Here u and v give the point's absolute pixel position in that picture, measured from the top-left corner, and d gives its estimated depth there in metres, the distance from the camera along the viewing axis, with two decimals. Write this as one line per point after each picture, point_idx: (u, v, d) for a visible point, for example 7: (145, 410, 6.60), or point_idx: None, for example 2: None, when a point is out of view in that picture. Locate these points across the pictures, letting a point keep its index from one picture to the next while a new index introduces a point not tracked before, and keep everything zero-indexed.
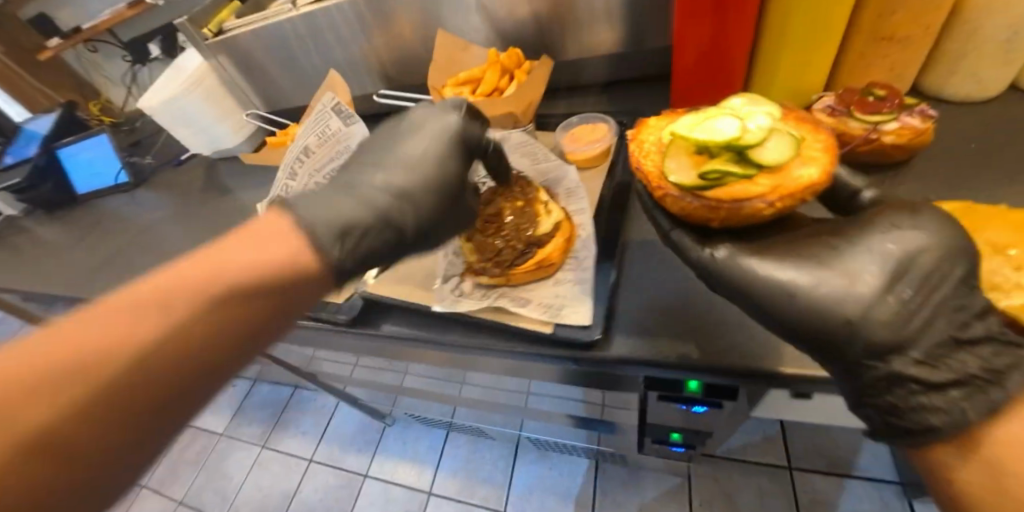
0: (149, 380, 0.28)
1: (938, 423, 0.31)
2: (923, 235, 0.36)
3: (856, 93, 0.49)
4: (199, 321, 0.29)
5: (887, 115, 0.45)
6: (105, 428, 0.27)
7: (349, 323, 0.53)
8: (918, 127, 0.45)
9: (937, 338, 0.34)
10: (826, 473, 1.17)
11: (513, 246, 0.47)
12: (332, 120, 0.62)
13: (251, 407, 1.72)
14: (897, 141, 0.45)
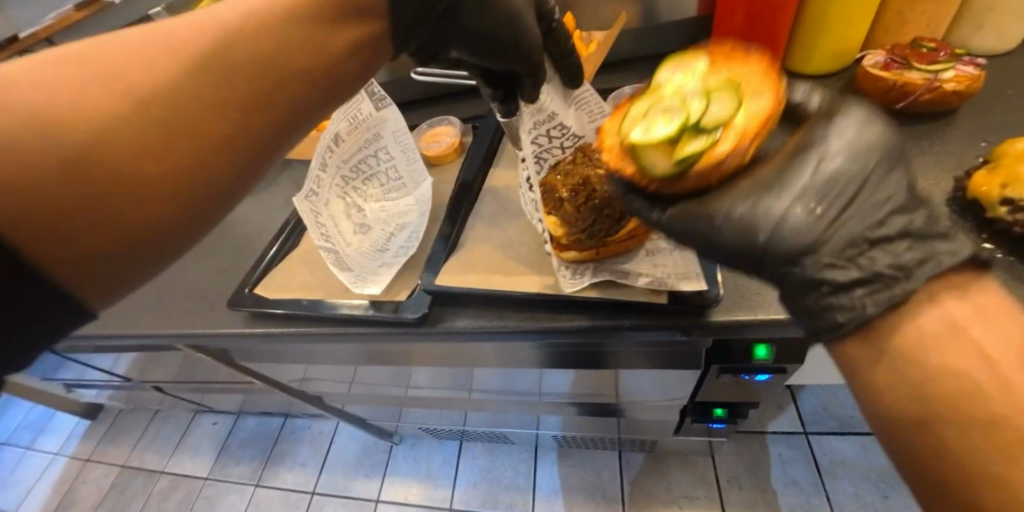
0: (190, 89, 0.29)
1: (843, 320, 0.27)
2: (851, 130, 0.30)
3: (907, 47, 0.50)
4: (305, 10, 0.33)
5: (946, 63, 0.47)
6: (141, 137, 0.27)
7: (418, 321, 0.48)
8: (975, 74, 0.46)
9: (849, 236, 0.28)
10: (840, 433, 1.21)
11: (608, 215, 0.43)
12: (365, 104, 0.56)
13: (236, 444, 1.57)
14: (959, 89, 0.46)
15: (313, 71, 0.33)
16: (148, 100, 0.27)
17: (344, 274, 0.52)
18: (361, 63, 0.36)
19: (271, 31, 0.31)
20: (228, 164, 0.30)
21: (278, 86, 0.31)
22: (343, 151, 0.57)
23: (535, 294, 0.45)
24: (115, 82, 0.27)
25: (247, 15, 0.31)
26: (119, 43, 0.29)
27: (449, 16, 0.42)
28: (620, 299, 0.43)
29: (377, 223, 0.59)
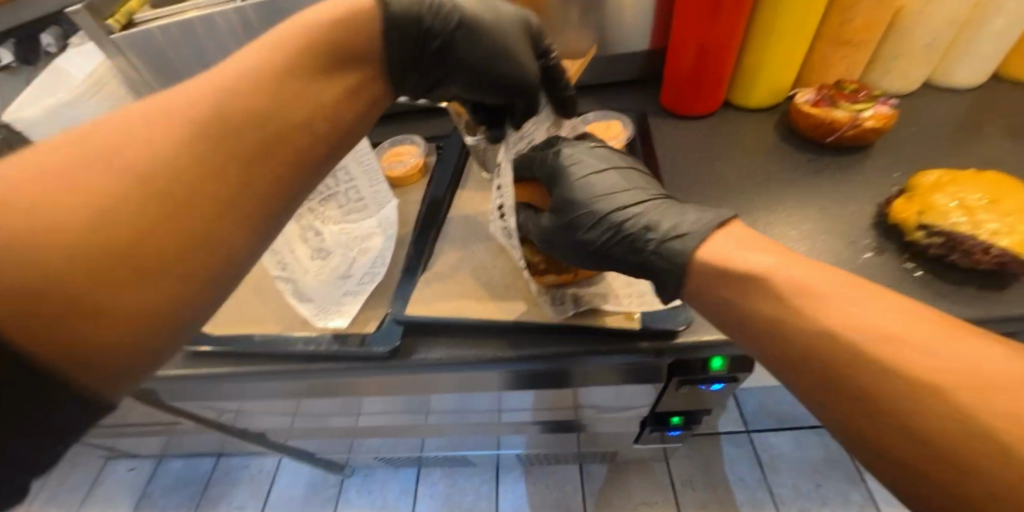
0: (201, 160, 0.25)
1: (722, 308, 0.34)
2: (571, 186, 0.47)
3: (831, 88, 0.56)
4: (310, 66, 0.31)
5: (864, 104, 0.53)
6: (146, 216, 0.23)
7: (389, 354, 0.46)
8: (890, 113, 0.52)
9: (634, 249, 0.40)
10: (778, 430, 1.30)
11: None
12: None
13: (159, 492, 1.40)
14: (877, 124, 0.52)
15: (317, 122, 0.31)
16: (160, 169, 0.24)
17: (303, 305, 0.50)
18: (359, 112, 0.35)
19: (273, 89, 0.29)
20: (241, 232, 0.27)
21: (289, 146, 0.29)
22: None
23: (512, 323, 0.45)
24: (111, 157, 0.23)
25: (247, 75, 0.29)
26: (104, 122, 0.25)
27: (444, 55, 0.42)
28: (599, 324, 0.43)
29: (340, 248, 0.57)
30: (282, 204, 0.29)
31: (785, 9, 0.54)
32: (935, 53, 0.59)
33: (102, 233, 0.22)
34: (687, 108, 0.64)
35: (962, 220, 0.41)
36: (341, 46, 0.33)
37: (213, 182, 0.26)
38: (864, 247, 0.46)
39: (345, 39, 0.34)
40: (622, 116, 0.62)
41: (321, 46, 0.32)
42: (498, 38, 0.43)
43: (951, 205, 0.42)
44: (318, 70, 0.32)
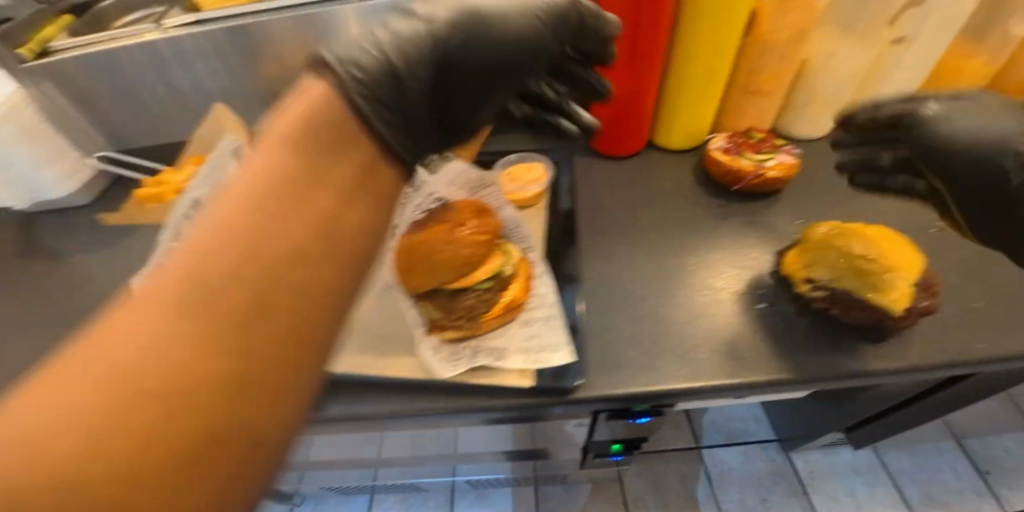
0: (231, 335, 0.20)
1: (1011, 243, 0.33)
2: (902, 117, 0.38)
3: (740, 136, 0.58)
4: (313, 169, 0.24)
5: (766, 155, 0.55)
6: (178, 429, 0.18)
7: None
8: (791, 163, 0.55)
9: None
10: (726, 445, 1.34)
11: (484, 295, 0.44)
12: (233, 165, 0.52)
13: None
14: (779, 174, 0.54)
15: (324, 242, 0.23)
16: (180, 366, 0.19)
17: None
18: (384, 213, 0.27)
19: (297, 215, 0.23)
20: (305, 391, 0.22)
21: (301, 297, 0.22)
22: None
23: (410, 384, 0.43)
24: (112, 370, 0.18)
25: (253, 203, 0.23)
26: (73, 366, 0.18)
27: (439, 99, 0.34)
28: (493, 384, 0.42)
29: None
30: (322, 366, 0.23)
31: (697, 63, 0.57)
32: (840, 100, 0.62)
33: (133, 467, 0.17)
34: (613, 148, 0.66)
35: (845, 279, 0.43)
36: (336, 146, 0.26)
37: (260, 337, 0.21)
38: (761, 298, 0.47)
39: (353, 133, 0.27)
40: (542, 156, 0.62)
41: (323, 151, 0.25)
42: (510, 38, 0.32)
43: (838, 263, 0.44)
44: (326, 184, 0.24)
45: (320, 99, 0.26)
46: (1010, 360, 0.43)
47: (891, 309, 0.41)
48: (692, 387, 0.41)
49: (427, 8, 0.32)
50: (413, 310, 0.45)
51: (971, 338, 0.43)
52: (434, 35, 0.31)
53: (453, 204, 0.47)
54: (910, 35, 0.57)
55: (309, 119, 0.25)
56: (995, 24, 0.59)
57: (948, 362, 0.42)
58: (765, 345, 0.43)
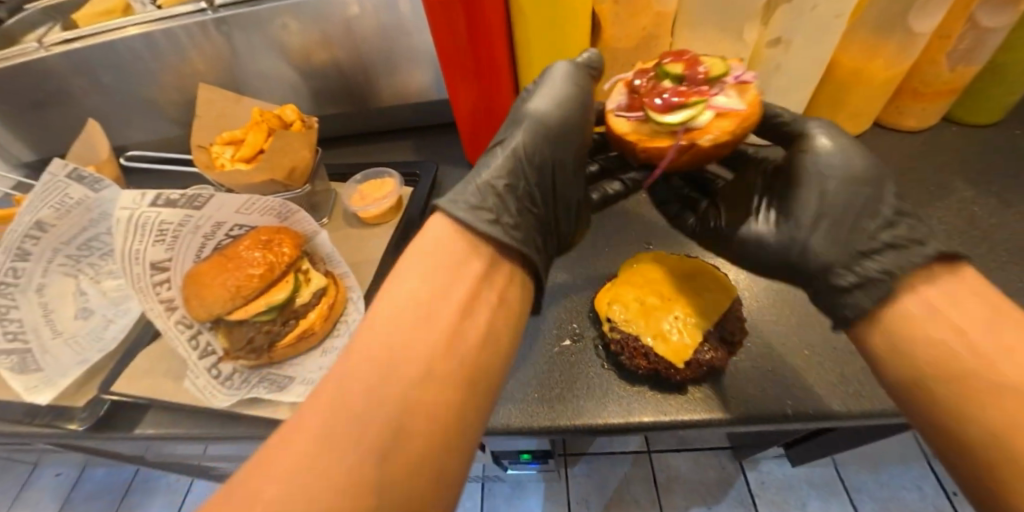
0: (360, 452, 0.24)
1: None
2: None
3: (653, 85, 0.42)
4: (417, 305, 0.31)
5: (695, 107, 0.38)
6: None
7: (90, 431, 0.45)
8: (734, 114, 0.39)
9: None
10: (679, 450, 1.33)
11: (266, 327, 0.43)
12: (73, 188, 0.52)
13: (81, 499, 1.44)
14: (719, 139, 0.38)
15: (431, 362, 0.29)
16: (322, 485, 0.23)
17: (17, 377, 0.48)
18: (507, 322, 0.34)
19: (401, 347, 0.29)
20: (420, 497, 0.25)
21: (429, 382, 0.28)
22: (55, 234, 0.53)
23: (200, 410, 0.43)
24: (268, 485, 0.23)
25: (388, 338, 0.29)
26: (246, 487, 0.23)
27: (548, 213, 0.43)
28: (266, 415, 0.41)
29: (102, 308, 0.56)
30: (434, 483, 0.26)
31: (546, 71, 0.54)
32: None
33: None
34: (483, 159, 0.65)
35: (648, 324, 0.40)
36: (452, 279, 0.33)
37: (379, 454, 0.25)
38: (568, 334, 0.45)
39: (462, 257, 0.35)
40: (394, 170, 0.61)
41: (418, 288, 0.32)
42: (552, 151, 0.42)
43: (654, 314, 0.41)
44: (443, 307, 0.32)
45: (436, 232, 0.35)
46: (821, 420, 0.38)
47: (676, 357, 0.38)
48: (546, 424, 0.39)
49: (520, 139, 0.40)
50: (202, 337, 0.43)
51: (782, 393, 0.39)
52: (544, 165, 0.41)
53: (254, 228, 0.45)
54: (784, 36, 0.52)
55: (456, 234, 0.35)
56: (895, 22, 0.52)
57: (746, 419, 0.38)
58: (638, 394, 0.40)
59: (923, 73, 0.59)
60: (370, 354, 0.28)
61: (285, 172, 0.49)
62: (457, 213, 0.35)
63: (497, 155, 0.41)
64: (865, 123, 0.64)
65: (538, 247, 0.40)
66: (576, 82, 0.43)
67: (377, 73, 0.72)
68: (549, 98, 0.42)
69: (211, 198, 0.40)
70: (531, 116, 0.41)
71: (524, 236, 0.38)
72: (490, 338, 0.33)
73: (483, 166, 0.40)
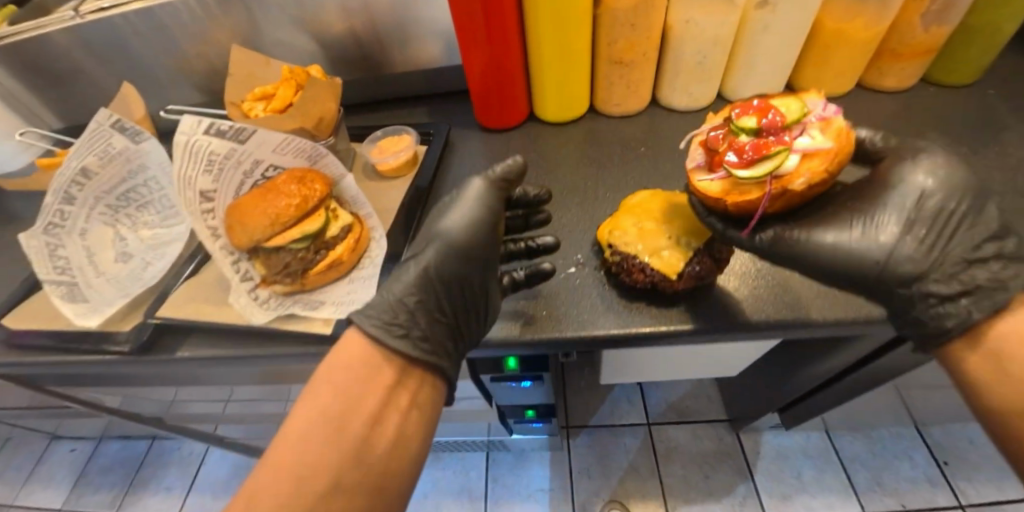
0: None
1: None
2: None
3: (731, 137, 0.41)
4: (331, 412, 0.36)
5: (778, 156, 0.37)
6: None
7: (135, 352, 0.49)
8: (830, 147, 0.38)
9: None
10: (676, 422, 1.38)
11: (301, 254, 0.47)
12: (115, 137, 0.56)
13: (94, 472, 1.45)
14: (812, 182, 0.38)
15: (345, 468, 0.34)
16: None
17: (66, 304, 0.52)
18: (420, 424, 0.38)
19: (317, 454, 0.34)
20: None
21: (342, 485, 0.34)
22: (98, 182, 0.58)
23: (240, 331, 0.47)
24: None
25: (302, 449, 0.34)
26: None
27: (467, 314, 0.45)
28: (301, 330, 0.45)
29: (139, 253, 0.60)
30: None
31: (550, 32, 0.59)
32: (711, 67, 0.63)
33: None
34: (492, 121, 0.69)
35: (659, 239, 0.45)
36: (364, 391, 0.37)
37: None
38: (573, 263, 0.51)
39: (368, 369, 0.38)
40: (411, 129, 0.66)
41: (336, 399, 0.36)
42: (463, 262, 0.45)
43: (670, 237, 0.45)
44: (352, 419, 0.36)
45: (351, 347, 0.40)
46: (795, 328, 0.44)
47: (670, 272, 0.43)
48: (534, 336, 0.45)
49: (427, 257, 0.45)
50: (242, 263, 0.47)
51: (761, 305, 0.45)
52: (455, 278, 0.45)
53: (287, 169, 0.49)
54: None
55: (363, 353, 0.39)
56: None
57: (728, 327, 0.43)
58: (634, 311, 0.45)
59: (900, 34, 0.65)
60: (291, 464, 0.34)
61: (313, 122, 0.54)
62: (371, 331, 0.40)
63: (411, 270, 0.45)
64: (848, 84, 0.71)
65: (453, 351, 0.44)
66: (487, 202, 0.48)
67: (392, 42, 0.76)
68: (461, 213, 0.47)
69: (253, 132, 0.44)
70: (443, 231, 0.46)
71: (435, 348, 0.42)
72: (402, 441, 0.37)
73: (396, 281, 0.44)
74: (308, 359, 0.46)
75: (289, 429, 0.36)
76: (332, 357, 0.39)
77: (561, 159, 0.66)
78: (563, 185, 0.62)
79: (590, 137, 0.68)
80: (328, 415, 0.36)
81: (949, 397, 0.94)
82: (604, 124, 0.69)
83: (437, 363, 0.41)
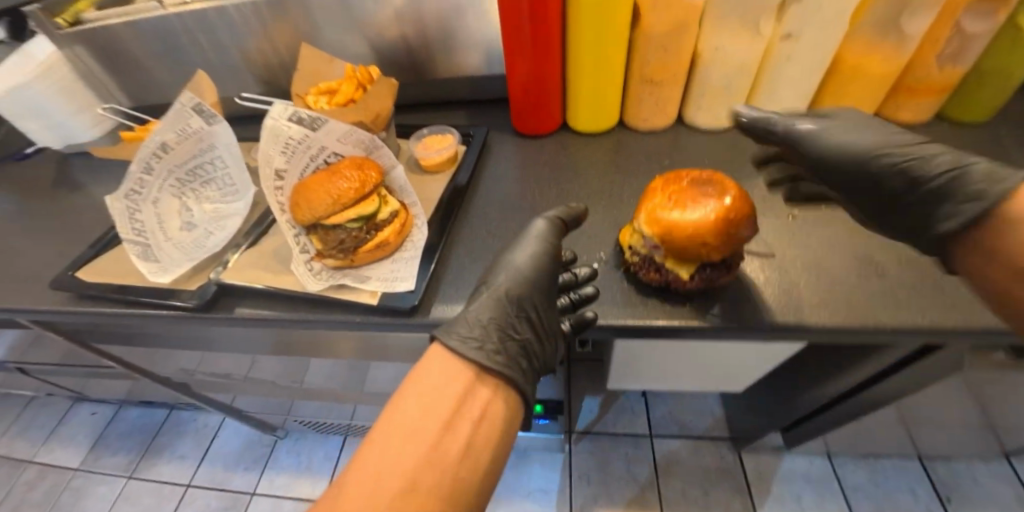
0: None
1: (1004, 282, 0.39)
2: None
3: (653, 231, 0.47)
4: (413, 416, 0.40)
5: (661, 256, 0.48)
6: None
7: (199, 308, 0.54)
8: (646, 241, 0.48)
9: None
10: (679, 437, 1.41)
11: (355, 233, 0.53)
12: (193, 118, 0.62)
13: (114, 435, 1.51)
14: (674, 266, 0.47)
15: (421, 469, 0.37)
16: None
17: (140, 262, 0.59)
18: (489, 436, 0.40)
19: (399, 453, 0.37)
20: None
21: (419, 484, 0.36)
22: (174, 156, 0.64)
23: (294, 299, 0.53)
24: None
25: (383, 449, 0.38)
26: None
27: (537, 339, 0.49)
28: (349, 300, 0.51)
29: (202, 224, 0.66)
30: None
31: (590, 50, 0.64)
32: (736, 91, 0.69)
33: None
34: (528, 128, 0.75)
35: (703, 202, 0.45)
36: (441, 398, 0.41)
37: None
38: (596, 260, 0.56)
39: (447, 379, 0.42)
40: (452, 129, 0.72)
41: (417, 403, 0.40)
42: (529, 289, 0.50)
43: (696, 243, 0.44)
44: (427, 424, 0.39)
45: (435, 357, 0.44)
46: (807, 331, 0.48)
47: (682, 272, 0.47)
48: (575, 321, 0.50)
49: (501, 286, 0.49)
50: (302, 238, 0.53)
51: (768, 310, 0.49)
52: (520, 302, 0.49)
53: (347, 156, 0.55)
54: (795, 30, 0.63)
55: (445, 364, 0.44)
56: (891, 24, 0.65)
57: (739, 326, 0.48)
58: (651, 306, 0.50)
59: (916, 71, 0.70)
60: (377, 461, 0.37)
61: (372, 119, 0.60)
62: (459, 347, 0.44)
63: (484, 293, 0.49)
64: (865, 115, 0.76)
65: (526, 369, 0.47)
66: (548, 237, 0.53)
67: (440, 50, 0.82)
68: (529, 248, 0.52)
69: (325, 122, 0.51)
70: (511, 264, 0.51)
71: (508, 362, 0.45)
72: (474, 451, 0.39)
73: (477, 303, 0.48)
74: (354, 326, 0.51)
75: (375, 429, 0.40)
76: (417, 366, 0.44)
77: (591, 166, 0.71)
78: (591, 189, 0.67)
79: (618, 148, 0.74)
80: (410, 417, 0.40)
81: (952, 432, 0.96)
82: (631, 137, 0.75)
83: (512, 378, 0.44)
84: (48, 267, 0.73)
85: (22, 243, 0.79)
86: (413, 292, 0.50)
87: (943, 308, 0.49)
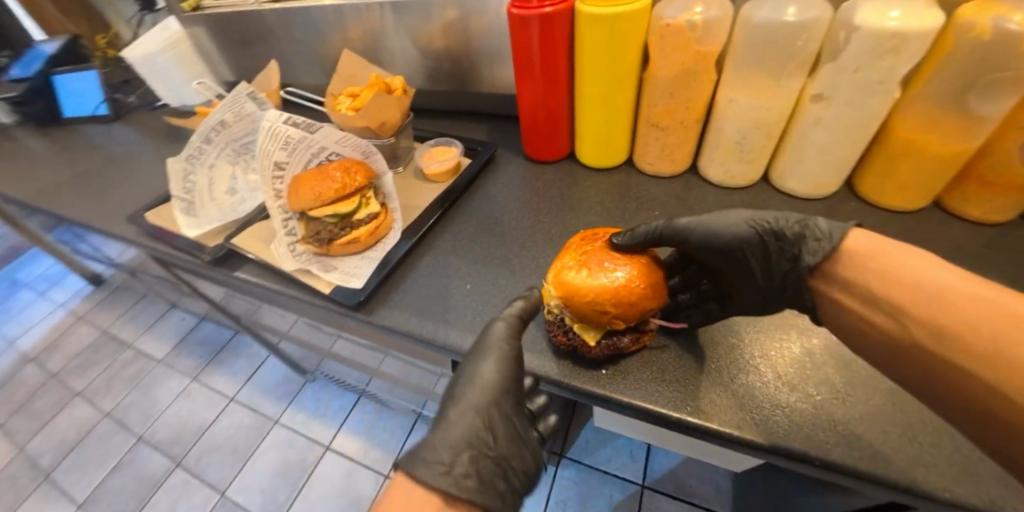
0: None
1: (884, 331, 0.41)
2: None
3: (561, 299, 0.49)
4: None
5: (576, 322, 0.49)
6: None
7: (211, 263, 0.66)
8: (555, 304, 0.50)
9: None
10: (671, 497, 1.33)
11: (330, 227, 0.60)
12: (248, 103, 0.74)
13: (191, 342, 1.81)
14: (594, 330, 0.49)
15: None
16: None
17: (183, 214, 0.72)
18: None
19: None
20: None
21: None
22: (230, 132, 0.76)
23: (278, 273, 0.61)
24: None
25: None
26: None
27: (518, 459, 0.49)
28: (311, 284, 0.58)
29: (242, 191, 0.78)
30: None
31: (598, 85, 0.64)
32: (754, 148, 0.64)
33: None
34: (536, 152, 0.76)
35: (610, 270, 0.48)
36: None
37: None
38: None
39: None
40: (460, 143, 0.77)
41: None
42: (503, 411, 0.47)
43: (595, 308, 0.47)
44: None
45: (403, 492, 0.43)
46: (724, 440, 0.46)
47: (589, 337, 0.49)
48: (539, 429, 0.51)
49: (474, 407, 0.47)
50: (292, 222, 0.61)
51: (689, 400, 0.47)
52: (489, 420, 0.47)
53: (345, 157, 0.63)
54: (826, 92, 0.57)
55: (412, 501, 0.42)
56: (957, 101, 0.56)
57: (650, 411, 0.47)
58: (569, 366, 0.50)
59: (991, 159, 0.59)
60: None
61: (379, 124, 0.67)
62: (423, 477, 0.43)
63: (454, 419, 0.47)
64: (919, 201, 0.66)
65: (502, 490, 0.47)
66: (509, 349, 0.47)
67: (481, 66, 0.87)
68: (493, 366, 0.47)
69: (319, 127, 0.59)
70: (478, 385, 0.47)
71: (482, 487, 0.45)
72: None
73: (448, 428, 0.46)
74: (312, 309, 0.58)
75: None
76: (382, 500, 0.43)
77: (585, 202, 0.71)
78: (574, 226, 0.66)
79: (620, 187, 0.72)
80: None
81: None
82: (638, 179, 0.73)
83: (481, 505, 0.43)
84: (139, 201, 0.91)
85: (128, 177, 0.98)
86: (362, 291, 0.56)
87: (894, 445, 0.43)
